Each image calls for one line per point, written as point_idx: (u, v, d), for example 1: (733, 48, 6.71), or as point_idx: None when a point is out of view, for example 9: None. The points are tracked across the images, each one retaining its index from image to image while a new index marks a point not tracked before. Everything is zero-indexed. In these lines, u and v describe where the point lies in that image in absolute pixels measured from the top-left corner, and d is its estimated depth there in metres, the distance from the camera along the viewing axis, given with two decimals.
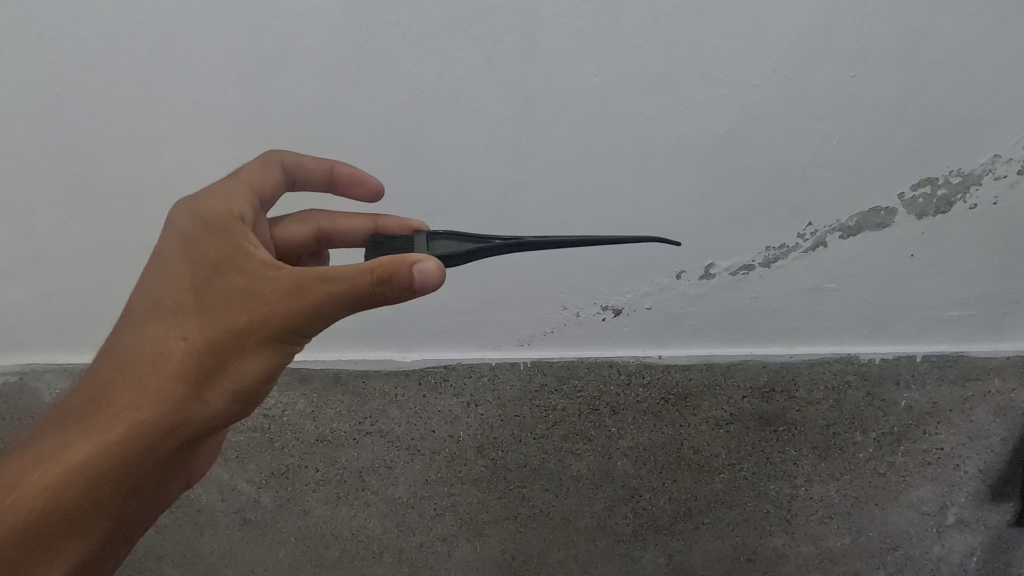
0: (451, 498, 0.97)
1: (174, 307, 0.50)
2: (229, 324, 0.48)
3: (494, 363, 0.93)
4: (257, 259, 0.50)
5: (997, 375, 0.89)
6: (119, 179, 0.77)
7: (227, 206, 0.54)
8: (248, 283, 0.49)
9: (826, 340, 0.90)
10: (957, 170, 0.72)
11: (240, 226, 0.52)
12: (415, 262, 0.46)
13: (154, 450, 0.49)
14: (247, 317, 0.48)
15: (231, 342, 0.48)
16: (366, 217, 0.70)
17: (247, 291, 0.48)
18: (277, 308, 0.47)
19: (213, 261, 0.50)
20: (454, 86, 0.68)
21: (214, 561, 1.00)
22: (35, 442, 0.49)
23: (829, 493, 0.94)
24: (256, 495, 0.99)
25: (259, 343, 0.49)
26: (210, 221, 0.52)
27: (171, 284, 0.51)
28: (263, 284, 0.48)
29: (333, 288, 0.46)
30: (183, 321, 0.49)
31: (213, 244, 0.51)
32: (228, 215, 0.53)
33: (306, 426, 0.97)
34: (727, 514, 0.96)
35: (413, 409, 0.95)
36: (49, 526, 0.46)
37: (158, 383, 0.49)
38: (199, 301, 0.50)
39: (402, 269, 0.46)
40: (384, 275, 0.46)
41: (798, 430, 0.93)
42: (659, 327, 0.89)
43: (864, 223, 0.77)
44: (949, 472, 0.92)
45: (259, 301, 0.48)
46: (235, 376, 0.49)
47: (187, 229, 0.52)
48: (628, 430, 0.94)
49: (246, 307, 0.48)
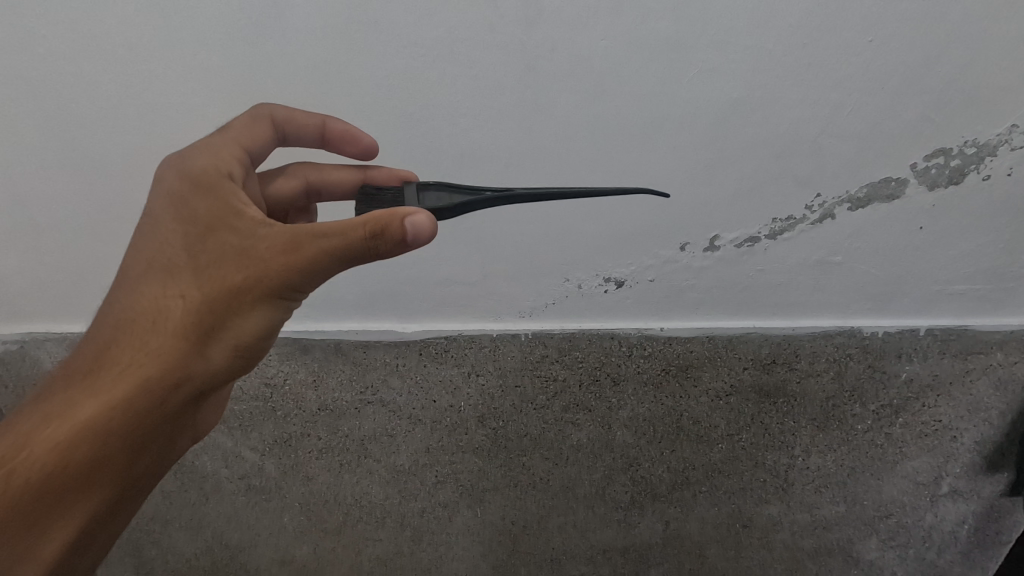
0: (451, 466, 0.99)
1: (169, 268, 0.49)
2: (225, 283, 0.48)
3: (495, 334, 0.90)
4: (250, 217, 0.49)
5: (999, 349, 0.89)
6: (112, 146, 0.75)
7: (216, 165, 0.53)
8: (243, 242, 0.48)
9: (830, 313, 0.89)
10: (973, 141, 0.70)
11: (231, 184, 0.51)
12: (408, 216, 0.46)
13: (159, 409, 0.48)
14: (244, 274, 0.47)
15: (229, 300, 0.48)
16: (355, 169, 0.68)
17: (242, 249, 0.48)
18: (273, 265, 0.47)
19: (207, 220, 0.50)
20: (455, 49, 0.65)
21: (218, 526, 1.04)
22: (35, 404, 0.48)
23: (826, 463, 0.98)
24: (259, 463, 1.00)
25: (256, 300, 0.48)
26: (200, 180, 0.52)
27: (164, 244, 0.50)
28: (257, 242, 0.48)
29: (328, 243, 0.46)
30: (180, 280, 0.49)
31: (205, 203, 0.50)
32: (217, 173, 0.52)
33: (309, 395, 0.97)
34: (726, 483, 1.00)
35: (414, 378, 0.94)
36: (55, 484, 0.46)
37: (158, 343, 0.48)
38: (194, 260, 0.49)
39: (395, 223, 0.46)
40: (377, 229, 0.46)
41: (798, 400, 0.93)
42: (661, 300, 0.87)
43: (874, 194, 0.75)
44: (947, 443, 0.97)
45: (255, 258, 0.47)
46: (235, 332, 0.49)
47: (177, 188, 0.51)
48: (628, 402, 0.94)
49: (242, 263, 0.48)
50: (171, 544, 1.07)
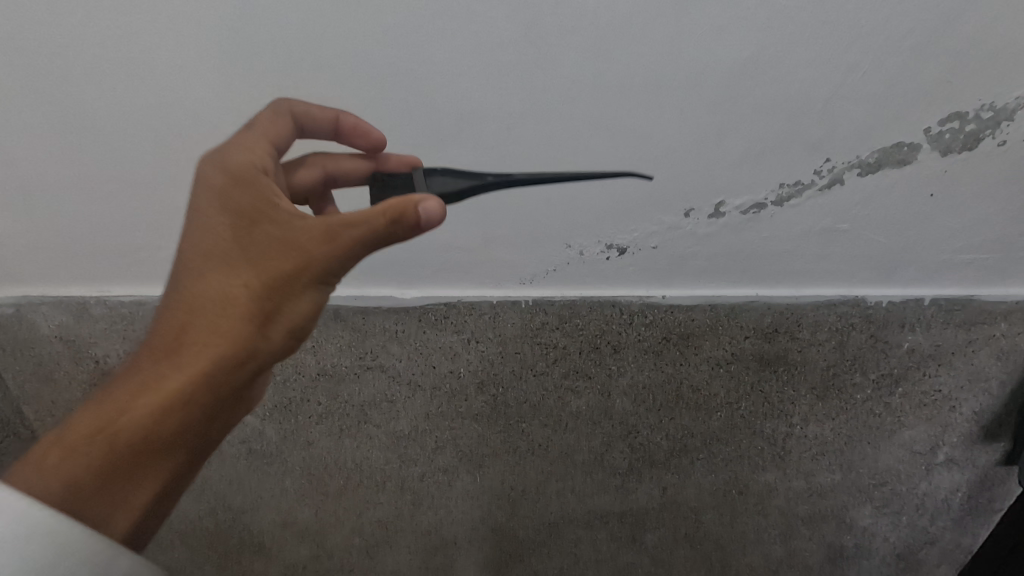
0: (451, 431, 1.00)
1: (214, 260, 0.50)
2: (269, 273, 0.48)
3: (495, 301, 0.87)
4: (285, 209, 0.50)
5: (1004, 319, 0.87)
6: (93, 108, 0.71)
7: (248, 158, 0.53)
8: (285, 231, 0.49)
9: (835, 282, 0.86)
10: (989, 104, 0.68)
11: (263, 177, 0.52)
12: (421, 202, 0.47)
13: (216, 398, 0.49)
14: (286, 264, 0.48)
15: (273, 290, 0.49)
16: (366, 158, 0.67)
17: (281, 240, 0.49)
18: (313, 255, 0.48)
19: (245, 214, 0.51)
20: (455, 3, 0.62)
21: (223, 487, 1.08)
22: (92, 402, 0.49)
23: (823, 431, 1.01)
24: (260, 427, 1.01)
25: (300, 288, 0.49)
26: (233, 172, 0.52)
27: (206, 237, 0.50)
28: (295, 233, 0.49)
29: (358, 231, 0.47)
30: (225, 272, 0.49)
31: (242, 196, 0.51)
32: (250, 165, 0.52)
33: (307, 360, 0.93)
34: (722, 450, 1.03)
35: (413, 345, 0.91)
36: (121, 473, 0.46)
37: (212, 335, 0.49)
38: (237, 253, 0.49)
39: (410, 210, 0.47)
40: (395, 216, 0.47)
41: (798, 369, 0.93)
42: (664, 267, 0.84)
43: (885, 160, 0.73)
44: (944, 413, 0.98)
45: (295, 248, 0.48)
46: (291, 313, 0.50)
47: (215, 182, 0.52)
48: (628, 369, 0.93)
49: (284, 253, 0.49)
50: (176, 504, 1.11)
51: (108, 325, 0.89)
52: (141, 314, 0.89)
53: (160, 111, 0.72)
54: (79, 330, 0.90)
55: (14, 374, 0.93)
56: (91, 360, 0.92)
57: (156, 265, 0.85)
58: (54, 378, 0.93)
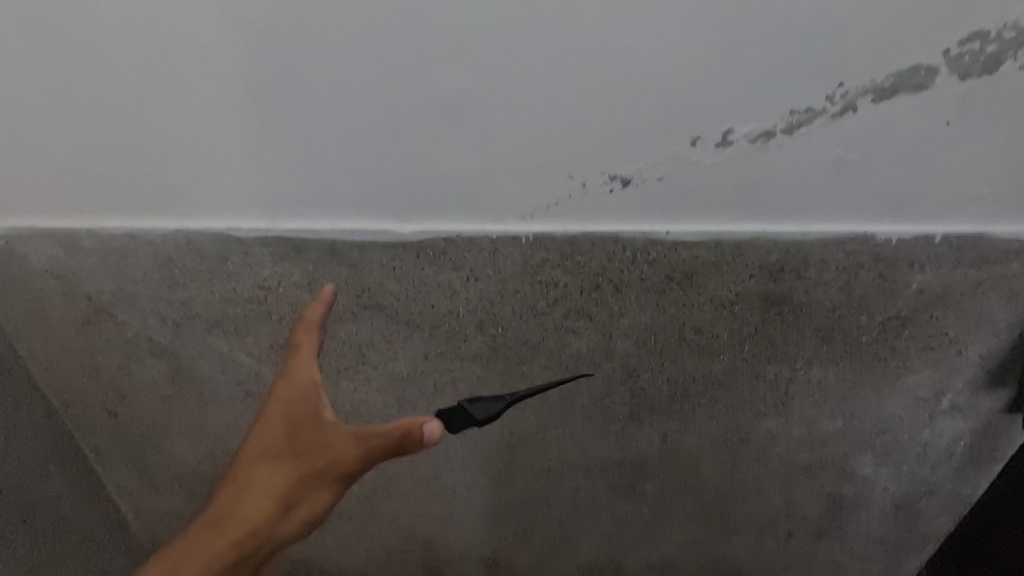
0: (450, 375, 0.99)
1: (273, 451, 0.70)
2: (308, 468, 0.69)
3: (494, 236, 0.84)
4: (327, 422, 0.70)
5: (1015, 258, 0.85)
6: (71, 23, 0.67)
7: (307, 371, 0.71)
8: (323, 441, 0.69)
9: (844, 217, 0.83)
10: (1012, 24, 0.65)
11: (312, 382, 0.71)
12: (426, 423, 0.65)
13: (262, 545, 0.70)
14: (321, 465, 0.68)
15: (311, 480, 0.69)
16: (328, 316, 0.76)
17: (322, 444, 0.69)
18: (341, 465, 0.68)
19: (296, 425, 0.70)
20: None
21: (220, 432, 1.07)
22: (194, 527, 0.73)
23: (827, 377, 0.99)
24: (256, 369, 0.99)
25: (327, 480, 0.69)
26: (293, 382, 0.71)
27: (270, 421, 0.71)
28: (330, 449, 0.69)
29: (374, 442, 0.67)
30: (279, 462, 0.70)
31: (297, 412, 0.71)
32: (307, 375, 0.71)
33: (304, 298, 0.90)
34: (724, 395, 1.02)
35: (412, 282, 0.89)
36: None
37: (263, 507, 0.69)
38: (288, 451, 0.70)
39: (415, 429, 0.65)
40: (405, 430, 0.66)
41: (804, 310, 0.91)
42: (669, 201, 0.82)
43: (901, 84, 0.70)
44: (950, 357, 0.96)
45: (330, 450, 0.68)
46: (307, 506, 0.69)
47: (279, 392, 0.71)
48: (630, 309, 0.91)
49: (321, 455, 0.69)
50: (174, 449, 1.10)
51: (100, 259, 0.87)
52: (134, 247, 0.86)
53: (143, 23, 0.67)
54: (71, 265, 0.87)
55: (8, 309, 0.92)
56: (84, 296, 0.90)
57: (149, 194, 0.82)
58: (47, 312, 0.92)
